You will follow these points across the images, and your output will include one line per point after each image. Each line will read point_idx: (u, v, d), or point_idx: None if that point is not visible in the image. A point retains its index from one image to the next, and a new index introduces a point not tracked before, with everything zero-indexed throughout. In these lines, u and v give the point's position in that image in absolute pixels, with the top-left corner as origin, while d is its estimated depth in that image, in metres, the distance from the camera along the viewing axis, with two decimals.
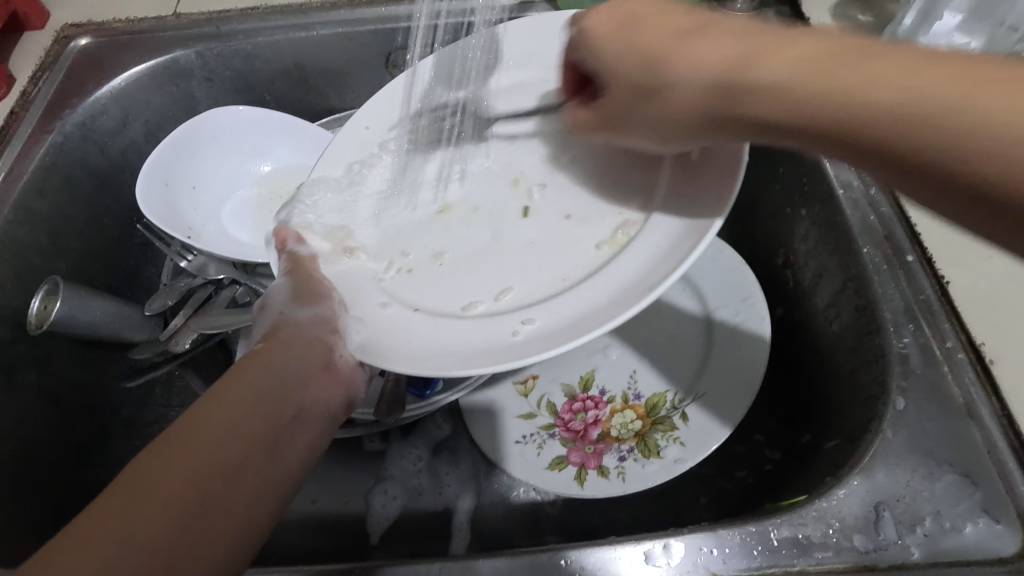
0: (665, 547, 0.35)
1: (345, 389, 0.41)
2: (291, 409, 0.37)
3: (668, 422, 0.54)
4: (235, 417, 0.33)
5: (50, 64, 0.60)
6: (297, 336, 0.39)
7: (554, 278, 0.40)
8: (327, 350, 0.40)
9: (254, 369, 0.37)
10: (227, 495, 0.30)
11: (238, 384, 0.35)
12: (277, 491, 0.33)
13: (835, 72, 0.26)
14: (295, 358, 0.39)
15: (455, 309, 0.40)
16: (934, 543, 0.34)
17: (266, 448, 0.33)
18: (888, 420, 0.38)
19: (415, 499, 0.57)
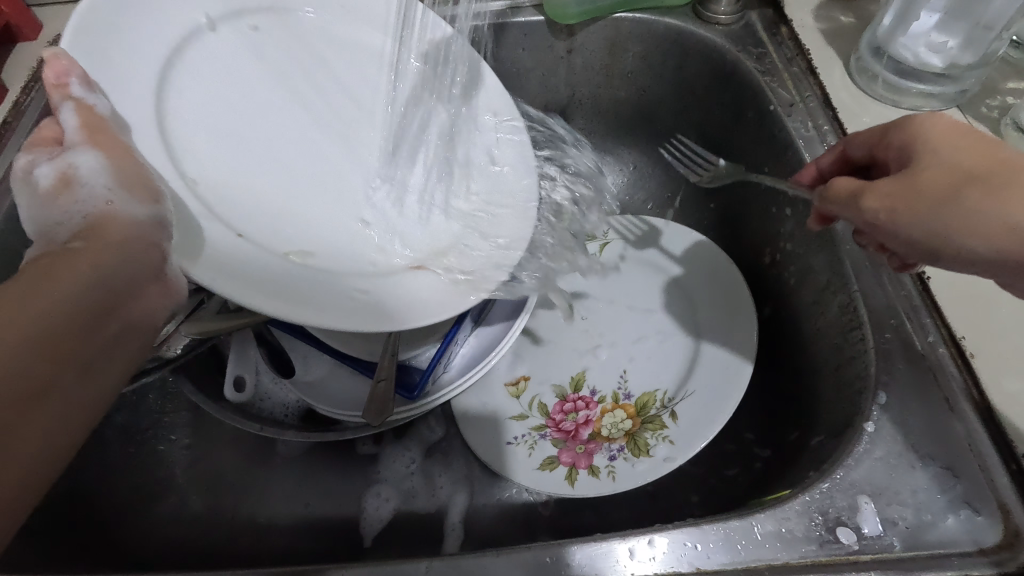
0: (650, 542, 0.35)
1: (170, 304, 0.30)
2: (112, 323, 0.27)
3: (658, 420, 0.54)
4: (39, 322, 0.24)
5: (43, 74, 0.60)
6: (130, 232, 0.28)
7: (356, 254, 0.40)
8: (163, 251, 0.30)
9: (68, 267, 0.26)
10: (33, 419, 0.23)
11: (39, 282, 0.24)
12: (86, 418, 0.26)
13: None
14: (121, 259, 0.27)
15: (284, 247, 0.37)
16: (915, 536, 0.34)
17: (76, 371, 0.25)
18: (870, 415, 0.38)
19: (408, 501, 0.57)
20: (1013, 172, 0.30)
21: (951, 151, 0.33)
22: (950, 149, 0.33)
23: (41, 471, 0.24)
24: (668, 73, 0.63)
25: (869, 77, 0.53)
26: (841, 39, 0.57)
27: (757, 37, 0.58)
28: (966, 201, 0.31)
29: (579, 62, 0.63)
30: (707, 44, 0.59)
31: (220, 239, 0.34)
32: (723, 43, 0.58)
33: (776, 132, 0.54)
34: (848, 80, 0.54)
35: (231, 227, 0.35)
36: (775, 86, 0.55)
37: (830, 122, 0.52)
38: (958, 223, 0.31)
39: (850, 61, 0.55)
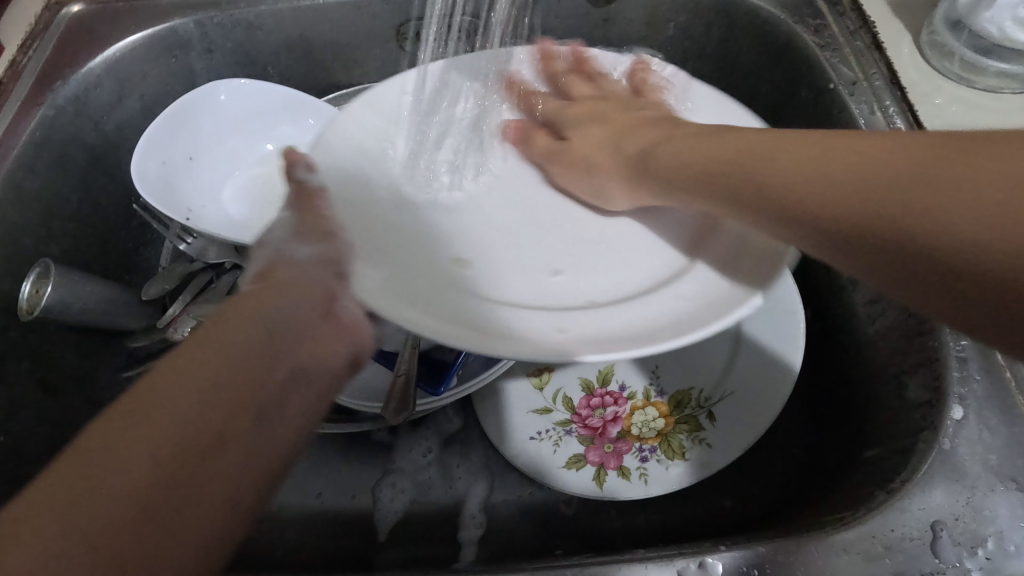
0: (700, 565, 0.32)
1: (349, 338, 0.33)
2: (294, 359, 0.30)
3: (693, 421, 0.51)
4: (218, 372, 0.27)
5: (40, 32, 0.55)
6: (296, 275, 0.33)
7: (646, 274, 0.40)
8: (332, 290, 0.33)
9: (232, 322, 0.30)
10: (202, 481, 0.25)
11: (230, 320, 0.30)
12: (273, 449, 0.28)
13: (772, 164, 0.32)
14: (295, 301, 0.32)
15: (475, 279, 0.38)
16: (995, 568, 0.31)
17: (266, 380, 0.28)
18: (945, 430, 0.35)
19: (424, 493, 0.54)
20: (757, 147, 0.34)
21: (667, 162, 0.38)
22: (666, 143, 0.39)
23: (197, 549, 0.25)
24: (710, 47, 0.57)
25: (942, 53, 0.49)
26: (908, 12, 0.52)
27: (814, 8, 0.53)
28: (722, 161, 0.35)
29: (615, 33, 0.58)
30: (758, 15, 0.53)
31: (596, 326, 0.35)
32: (777, 13, 0.53)
33: (834, 113, 0.49)
34: (918, 56, 0.50)
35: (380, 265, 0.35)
36: (835, 61, 0.50)
37: (895, 101, 0.47)
38: (696, 166, 0.36)
39: (920, 34, 0.50)
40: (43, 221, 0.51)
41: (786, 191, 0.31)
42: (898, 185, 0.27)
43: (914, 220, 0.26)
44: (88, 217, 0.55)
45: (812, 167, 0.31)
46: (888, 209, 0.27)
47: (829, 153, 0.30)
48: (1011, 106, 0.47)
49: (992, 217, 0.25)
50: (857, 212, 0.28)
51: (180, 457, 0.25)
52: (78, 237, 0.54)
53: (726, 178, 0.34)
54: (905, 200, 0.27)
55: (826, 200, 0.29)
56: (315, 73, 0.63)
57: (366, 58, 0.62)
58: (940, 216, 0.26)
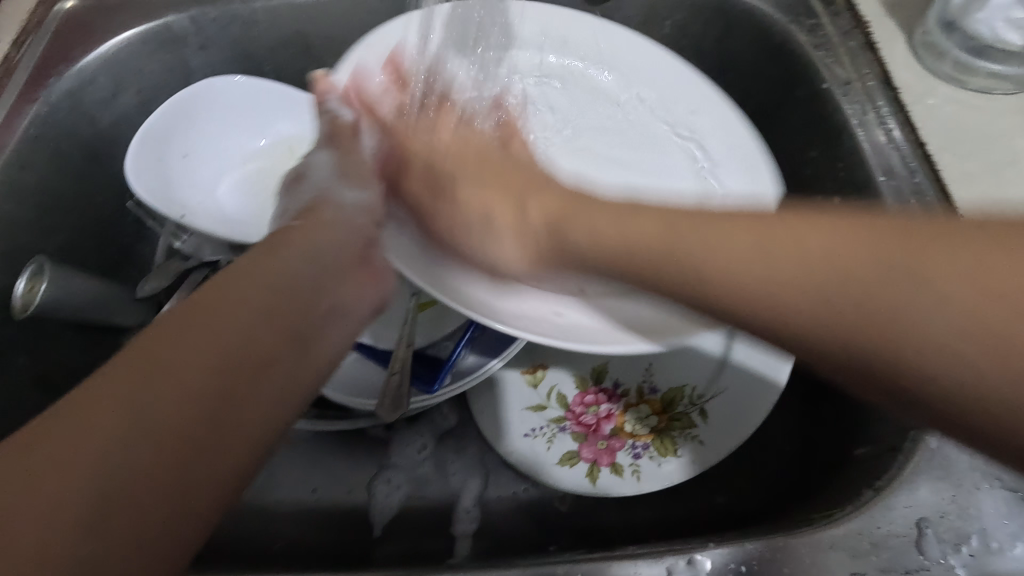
0: (690, 562, 0.32)
1: (380, 289, 0.35)
2: (314, 327, 0.29)
3: (686, 419, 0.51)
4: (222, 337, 0.24)
5: (34, 28, 0.54)
6: (345, 222, 0.36)
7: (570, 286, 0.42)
8: (360, 248, 0.36)
9: (271, 255, 0.30)
10: (203, 457, 0.23)
11: (244, 270, 0.28)
12: (269, 421, 0.25)
13: (691, 252, 0.32)
14: (312, 253, 0.31)
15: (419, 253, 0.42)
16: (979, 565, 0.32)
17: (282, 345, 0.26)
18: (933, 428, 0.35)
19: (419, 489, 0.55)
20: (682, 240, 0.33)
21: (599, 228, 0.36)
22: (597, 223, 0.37)
23: (170, 518, 0.22)
24: (706, 46, 0.57)
25: (937, 53, 0.49)
26: (903, 11, 0.53)
27: (810, 7, 0.53)
28: (645, 261, 0.34)
29: None
30: (755, 13, 0.53)
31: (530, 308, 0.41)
32: (772, 12, 0.53)
33: (828, 112, 0.49)
34: (912, 57, 0.50)
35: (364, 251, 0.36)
36: (830, 61, 0.50)
37: (889, 101, 0.48)
38: (617, 248, 0.35)
39: (914, 34, 0.51)
40: (37, 218, 0.51)
41: (752, 282, 0.30)
42: (918, 324, 0.25)
43: (901, 334, 0.25)
44: (83, 213, 0.55)
45: (762, 248, 0.30)
46: (887, 328, 0.26)
47: (772, 253, 0.30)
48: (1002, 108, 0.48)
49: (1016, 380, 0.23)
50: (881, 341, 0.26)
51: (224, 377, 0.24)
52: (73, 233, 0.54)
53: (640, 246, 0.34)
54: (934, 335, 0.25)
55: (807, 320, 0.28)
56: (311, 69, 0.63)
57: None
58: (925, 331, 0.25)
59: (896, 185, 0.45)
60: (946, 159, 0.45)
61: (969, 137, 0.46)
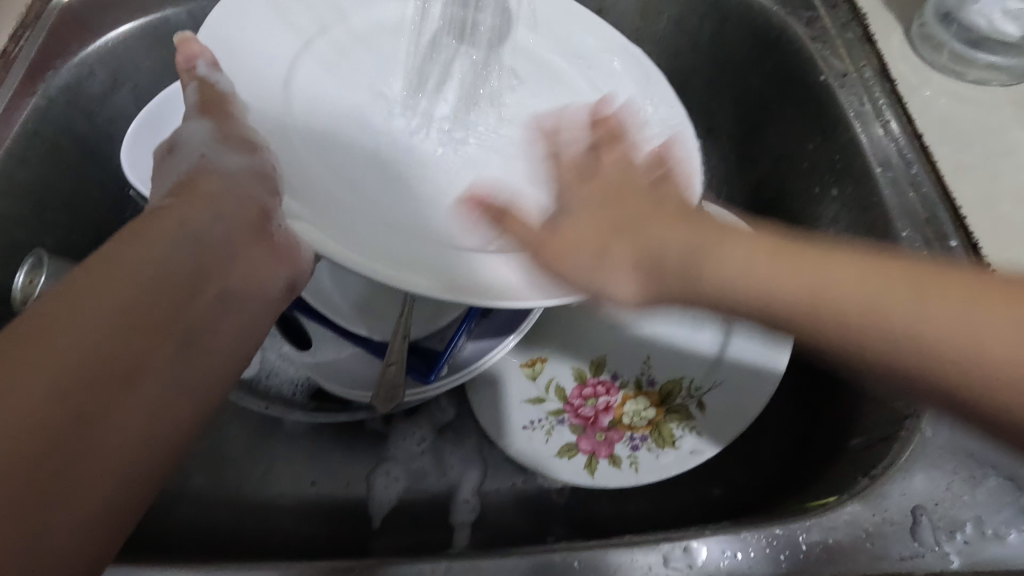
0: (686, 549, 0.33)
1: (290, 265, 0.35)
2: (220, 282, 0.30)
3: (684, 410, 0.52)
4: (137, 298, 0.26)
5: (31, 22, 0.53)
6: (226, 188, 0.34)
7: None
8: (263, 211, 0.34)
9: (135, 239, 0.28)
10: (111, 410, 0.24)
11: (141, 234, 0.28)
12: (229, 361, 0.30)
13: (728, 285, 0.31)
14: (222, 216, 0.32)
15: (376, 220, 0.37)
16: (974, 552, 0.32)
17: (189, 302, 0.28)
18: (927, 418, 0.35)
19: (418, 481, 0.55)
20: (695, 244, 0.32)
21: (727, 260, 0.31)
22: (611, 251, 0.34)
23: (147, 439, 0.25)
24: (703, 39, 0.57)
25: (932, 46, 0.49)
26: (899, 3, 0.53)
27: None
28: (701, 264, 0.31)
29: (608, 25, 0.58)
30: (752, 6, 0.53)
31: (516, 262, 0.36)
32: (768, 5, 0.53)
33: (824, 104, 0.50)
34: (909, 49, 0.50)
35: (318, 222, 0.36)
36: (825, 54, 0.50)
37: (885, 94, 0.48)
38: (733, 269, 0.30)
39: (911, 27, 0.51)
40: (36, 212, 0.51)
41: (742, 294, 0.30)
42: (845, 314, 0.28)
43: (874, 329, 0.27)
44: (82, 208, 0.55)
45: (775, 282, 0.29)
46: (851, 312, 0.28)
47: (711, 255, 0.31)
48: (999, 99, 0.48)
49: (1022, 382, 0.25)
50: (809, 316, 0.29)
51: (76, 392, 0.23)
52: (72, 227, 0.54)
53: (665, 256, 0.32)
54: (842, 309, 0.28)
55: (795, 295, 0.29)
56: None
57: None
58: (790, 305, 0.29)
59: (892, 176, 0.45)
60: (943, 151, 0.45)
61: (966, 129, 0.46)
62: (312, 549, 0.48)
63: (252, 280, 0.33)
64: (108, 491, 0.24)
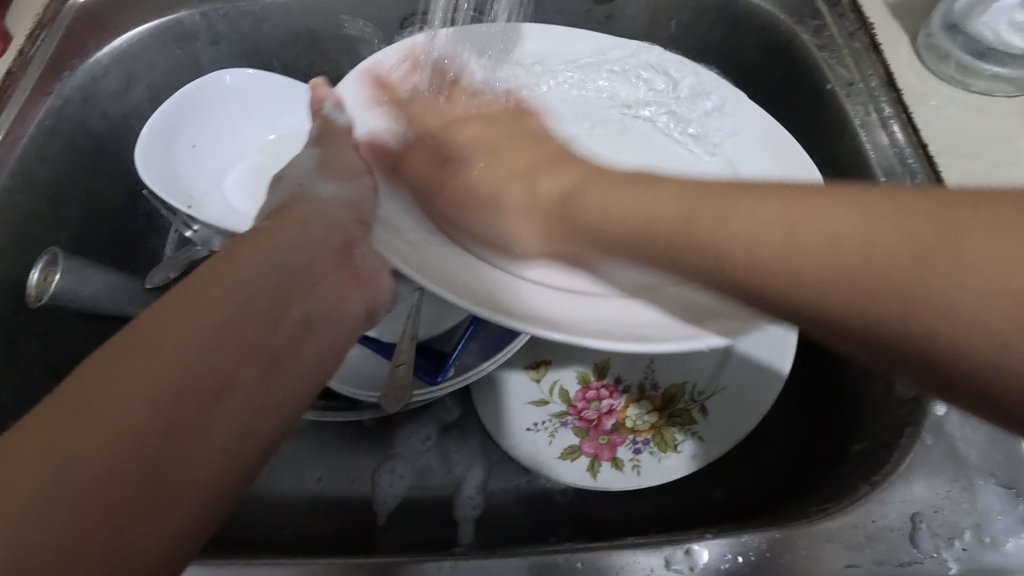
0: (688, 552, 0.33)
1: (370, 294, 0.36)
2: (302, 306, 0.31)
3: (687, 415, 0.52)
4: (230, 310, 0.27)
5: (48, 21, 0.55)
6: (320, 214, 0.36)
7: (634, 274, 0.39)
8: (349, 237, 0.37)
9: (251, 245, 0.31)
10: (202, 424, 0.24)
11: (255, 249, 0.31)
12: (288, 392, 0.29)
13: (804, 272, 0.28)
14: (310, 237, 0.34)
15: (524, 266, 0.40)
16: (970, 559, 0.32)
17: (274, 323, 0.29)
18: (928, 425, 0.36)
19: (422, 479, 0.56)
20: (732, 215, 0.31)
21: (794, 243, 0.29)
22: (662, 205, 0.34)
23: (217, 472, 0.25)
24: (710, 46, 0.58)
25: (939, 56, 0.49)
26: (907, 14, 0.53)
27: (815, 8, 0.53)
28: (765, 242, 0.30)
29: (617, 31, 0.59)
30: (760, 14, 0.54)
31: (619, 319, 0.37)
32: (777, 13, 0.53)
33: (830, 113, 0.50)
34: (916, 59, 0.50)
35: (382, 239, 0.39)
36: (833, 63, 0.50)
37: (892, 103, 0.48)
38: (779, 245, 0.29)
39: (918, 36, 0.51)
40: (51, 209, 0.52)
41: (807, 261, 0.28)
42: (928, 324, 0.24)
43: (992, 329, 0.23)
44: (96, 205, 0.56)
45: (838, 245, 0.27)
46: (948, 320, 0.24)
47: (799, 249, 0.28)
48: (1004, 110, 0.48)
49: None
50: (890, 306, 0.25)
51: (187, 399, 0.24)
52: (86, 224, 0.55)
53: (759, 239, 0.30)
54: (942, 323, 0.24)
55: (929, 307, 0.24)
56: (319, 65, 0.64)
57: (369, 49, 0.63)
58: (813, 269, 0.28)
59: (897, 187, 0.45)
60: (947, 160, 0.46)
61: (971, 139, 0.47)
62: (315, 547, 0.49)
63: (330, 300, 0.33)
64: (192, 505, 0.24)
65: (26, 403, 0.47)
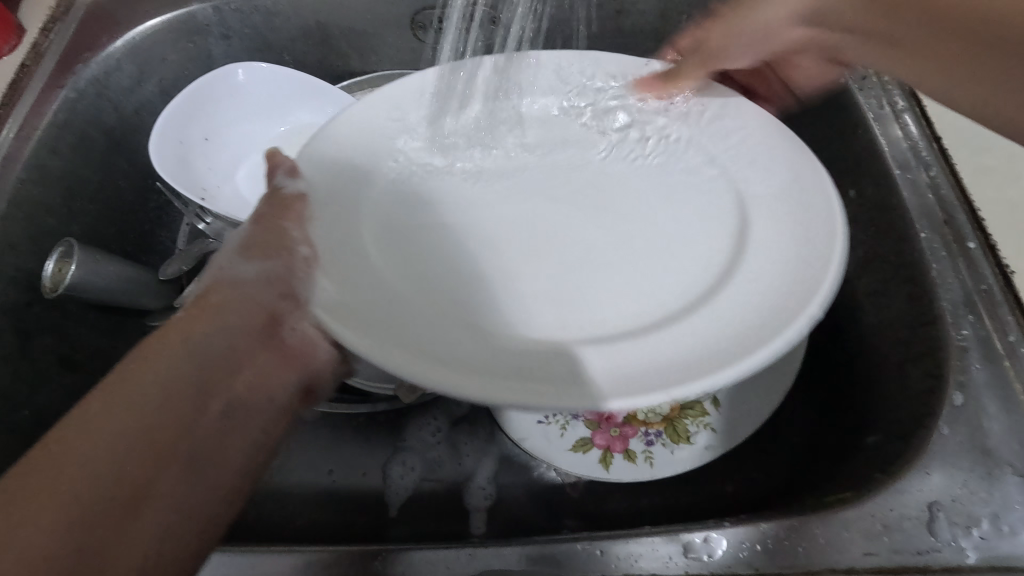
0: (705, 540, 0.33)
1: (302, 369, 0.38)
2: (226, 395, 0.33)
3: (699, 406, 0.51)
4: (140, 420, 0.29)
5: (60, 15, 0.55)
6: (237, 296, 0.37)
7: (684, 280, 0.39)
8: (272, 315, 0.37)
9: (166, 344, 0.33)
10: (124, 533, 0.27)
11: (154, 354, 0.32)
12: (213, 487, 0.31)
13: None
14: (231, 326, 0.36)
15: (565, 321, 0.37)
16: (988, 547, 0.32)
17: (196, 418, 0.31)
18: (944, 416, 0.36)
19: (434, 470, 0.56)
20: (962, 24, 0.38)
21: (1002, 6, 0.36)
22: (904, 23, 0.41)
23: (152, 563, 0.27)
24: None
25: None
26: None
27: None
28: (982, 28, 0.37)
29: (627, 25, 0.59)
30: None
31: (669, 340, 0.35)
32: None
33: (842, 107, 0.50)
34: None
35: (353, 296, 0.35)
36: None
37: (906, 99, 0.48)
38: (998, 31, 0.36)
39: None
40: (65, 201, 0.52)
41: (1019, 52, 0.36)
42: None
43: None
44: (109, 198, 0.56)
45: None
46: None
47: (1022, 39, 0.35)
48: None
49: None
50: None
51: (105, 510, 0.27)
52: (98, 217, 0.55)
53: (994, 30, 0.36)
54: None
55: None
56: (330, 59, 0.64)
57: (380, 44, 0.63)
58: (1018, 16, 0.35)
59: (912, 180, 0.45)
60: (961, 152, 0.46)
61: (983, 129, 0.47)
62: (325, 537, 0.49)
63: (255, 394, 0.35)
64: None
65: (39, 394, 0.47)
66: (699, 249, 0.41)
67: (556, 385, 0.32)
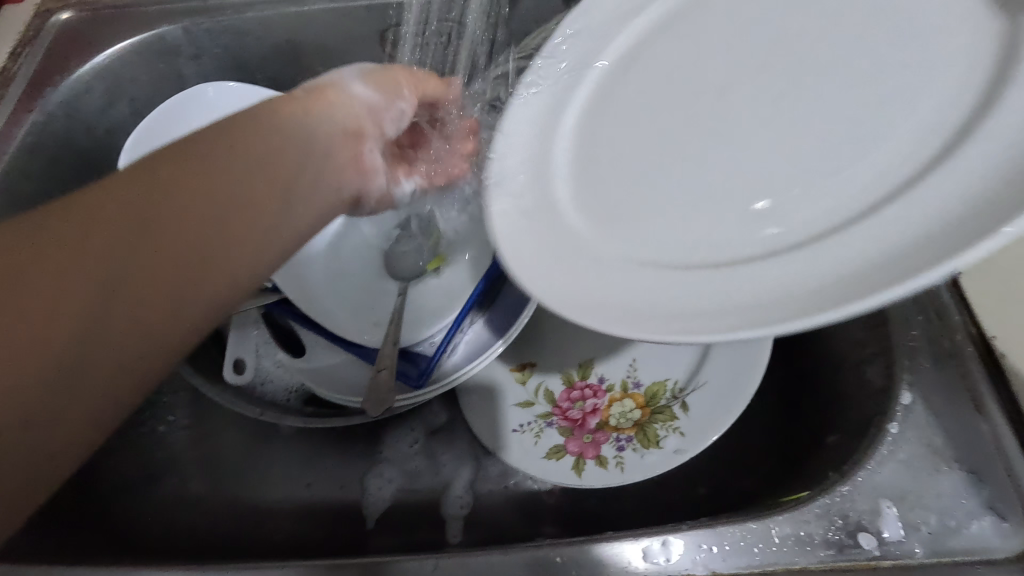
0: (663, 543, 0.34)
1: (307, 219, 0.35)
2: (233, 240, 0.32)
3: (668, 412, 0.53)
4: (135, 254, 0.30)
5: (32, 39, 0.57)
6: (273, 139, 0.35)
7: (896, 153, 0.33)
8: (290, 178, 0.35)
9: (189, 177, 0.32)
10: (102, 347, 0.29)
11: (210, 149, 0.33)
12: (212, 309, 0.32)
13: None
14: (246, 168, 0.33)
15: (777, 234, 0.35)
16: (937, 542, 0.33)
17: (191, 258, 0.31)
18: (895, 415, 0.37)
19: (411, 481, 0.56)
20: None
21: None
22: None
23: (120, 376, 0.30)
24: None
25: None
26: None
27: None
28: None
29: None
30: None
31: (816, 259, 0.31)
32: None
33: None
34: None
35: (578, 258, 0.38)
36: None
37: None
38: None
39: None
40: None
41: None
42: None
43: None
44: None
45: None
46: None
47: None
48: None
49: None
50: None
51: (86, 327, 0.29)
52: None
53: None
54: None
55: None
56: (302, 77, 0.65)
57: (351, 61, 0.63)
58: None
59: None
60: None
61: None
62: (301, 550, 0.50)
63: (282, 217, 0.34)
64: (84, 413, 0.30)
65: None
66: (908, 138, 0.33)
67: (769, 318, 0.29)
